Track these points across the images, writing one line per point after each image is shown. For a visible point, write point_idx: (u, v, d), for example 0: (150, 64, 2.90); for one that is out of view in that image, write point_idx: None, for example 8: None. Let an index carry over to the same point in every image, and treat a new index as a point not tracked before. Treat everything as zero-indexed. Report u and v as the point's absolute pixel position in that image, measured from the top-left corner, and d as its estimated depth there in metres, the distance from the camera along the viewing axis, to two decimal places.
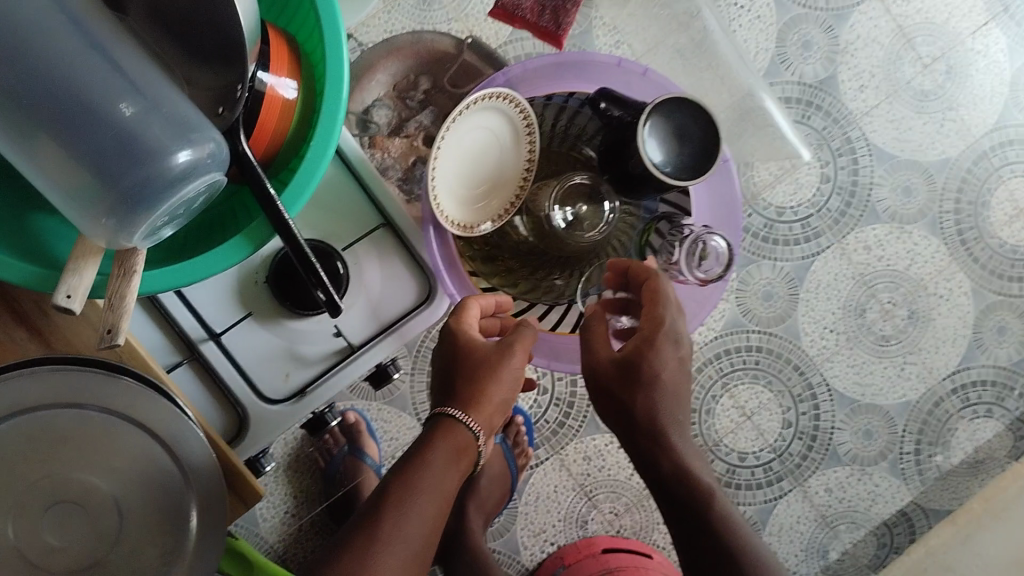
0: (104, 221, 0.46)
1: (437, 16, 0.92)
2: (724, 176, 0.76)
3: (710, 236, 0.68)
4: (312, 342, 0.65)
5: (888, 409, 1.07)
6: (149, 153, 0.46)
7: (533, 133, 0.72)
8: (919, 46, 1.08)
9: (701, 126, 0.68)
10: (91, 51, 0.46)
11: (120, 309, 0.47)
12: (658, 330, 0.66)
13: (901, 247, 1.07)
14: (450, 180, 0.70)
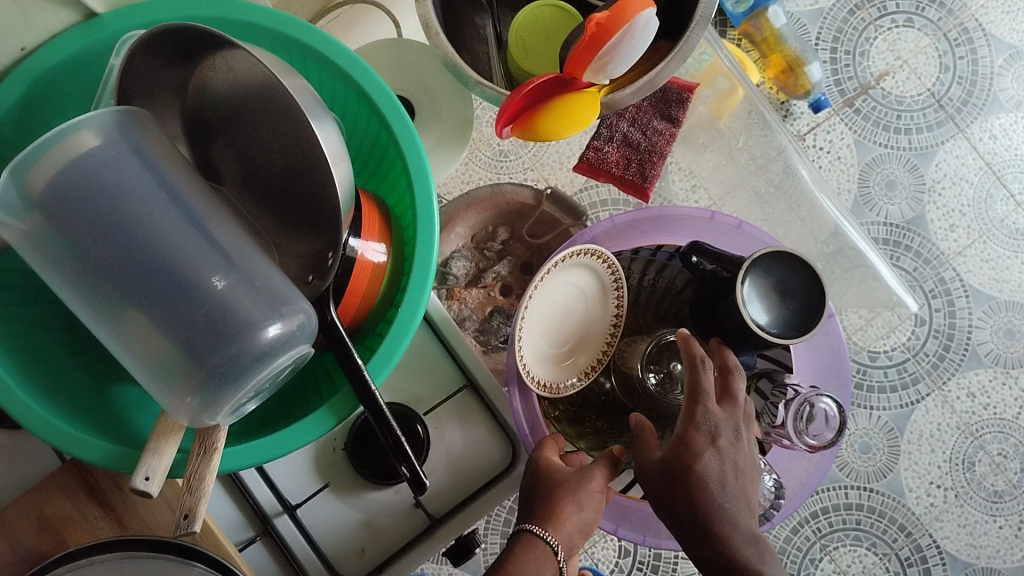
0: (189, 398, 0.44)
1: (513, 166, 0.91)
2: (829, 335, 0.74)
3: (816, 397, 0.63)
4: (388, 513, 0.59)
5: (1007, 575, 0.98)
6: (241, 328, 0.45)
7: (620, 290, 0.69)
8: (1010, 183, 1.04)
9: (803, 281, 0.64)
10: (186, 225, 0.47)
11: (198, 491, 0.43)
12: (697, 401, 0.59)
13: (1007, 394, 1.00)
14: (537, 339, 0.67)
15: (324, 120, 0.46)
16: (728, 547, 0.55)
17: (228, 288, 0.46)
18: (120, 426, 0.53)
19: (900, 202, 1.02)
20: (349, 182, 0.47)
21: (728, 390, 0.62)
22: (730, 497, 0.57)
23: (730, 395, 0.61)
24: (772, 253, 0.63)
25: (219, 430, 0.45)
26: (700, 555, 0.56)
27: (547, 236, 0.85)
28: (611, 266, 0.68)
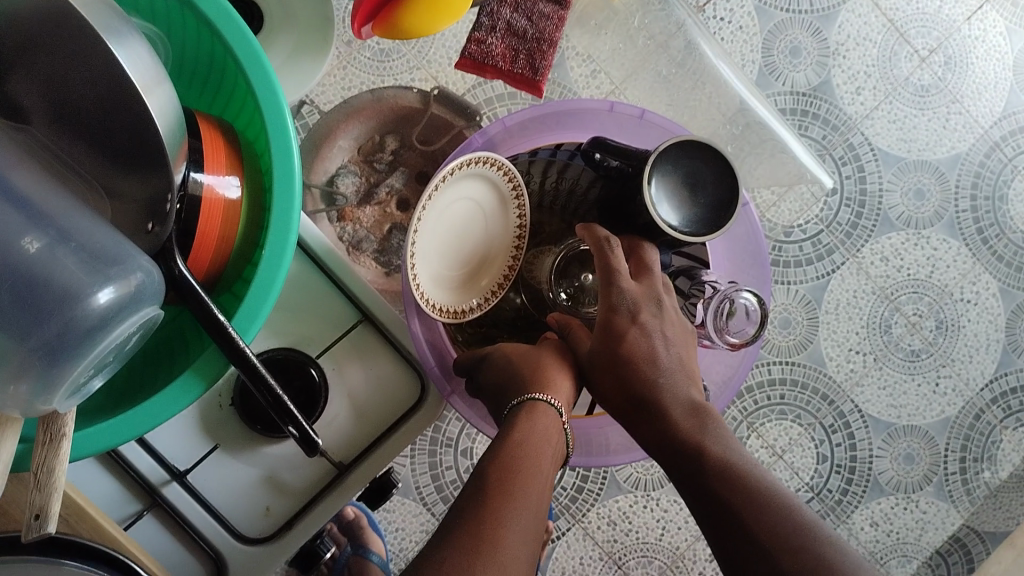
0: (16, 387, 0.36)
1: (398, 67, 0.84)
2: (744, 223, 0.71)
3: (736, 292, 0.59)
4: (292, 466, 0.56)
5: (927, 429, 1.00)
6: (60, 297, 0.36)
7: (521, 200, 0.64)
8: (913, 39, 1.01)
9: (714, 171, 0.59)
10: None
11: (49, 487, 0.39)
12: (612, 281, 0.57)
13: (920, 254, 1.00)
14: (434, 261, 0.63)
15: (130, 38, 0.37)
16: (666, 421, 0.53)
17: (44, 250, 0.37)
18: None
19: (806, 68, 0.99)
20: (172, 106, 0.39)
21: (642, 267, 0.59)
22: (668, 373, 0.55)
23: (646, 271, 0.59)
24: (679, 142, 0.58)
25: (66, 415, 0.41)
26: (645, 436, 0.54)
27: (440, 142, 0.80)
28: (510, 176, 0.63)
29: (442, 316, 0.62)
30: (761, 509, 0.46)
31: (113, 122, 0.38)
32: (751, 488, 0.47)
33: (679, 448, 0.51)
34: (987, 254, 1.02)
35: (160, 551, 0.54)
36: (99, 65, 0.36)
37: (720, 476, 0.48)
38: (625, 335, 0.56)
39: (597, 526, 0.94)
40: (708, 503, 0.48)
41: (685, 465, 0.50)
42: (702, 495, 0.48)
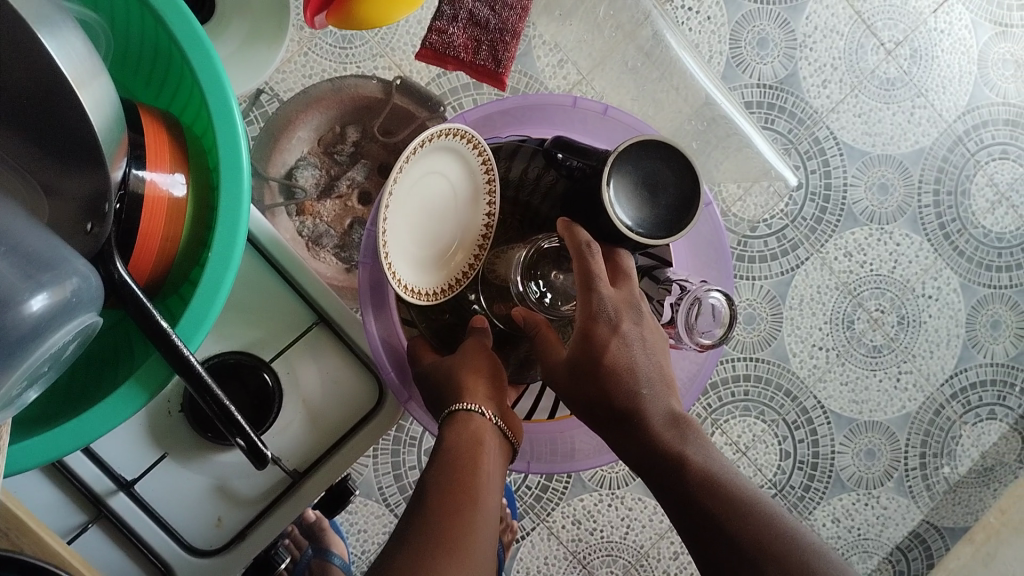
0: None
1: (359, 55, 0.80)
2: (709, 223, 0.69)
3: (704, 292, 0.56)
4: (246, 474, 0.51)
5: (888, 425, 1.00)
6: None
7: (491, 174, 0.61)
8: (880, 32, 1.00)
9: (675, 170, 0.56)
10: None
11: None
12: (591, 289, 0.54)
13: (884, 250, 1.00)
14: (405, 244, 0.58)
15: (63, 29, 0.33)
16: (649, 434, 0.52)
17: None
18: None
19: (773, 60, 0.97)
20: (110, 99, 0.36)
21: (619, 273, 0.57)
22: (648, 383, 0.53)
23: (622, 277, 0.57)
24: (641, 142, 0.55)
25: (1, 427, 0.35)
26: (624, 443, 0.53)
27: (403, 133, 0.77)
28: (479, 150, 0.59)
29: (419, 299, 0.58)
30: (749, 522, 0.46)
31: (43, 118, 0.35)
32: (740, 505, 0.47)
33: (663, 461, 0.51)
34: (951, 250, 1.02)
35: (106, 565, 0.49)
36: (23, 58, 0.33)
37: (707, 492, 0.48)
38: (606, 345, 0.54)
39: (562, 524, 0.92)
40: (694, 519, 0.48)
41: (670, 479, 0.50)
42: (688, 511, 0.48)
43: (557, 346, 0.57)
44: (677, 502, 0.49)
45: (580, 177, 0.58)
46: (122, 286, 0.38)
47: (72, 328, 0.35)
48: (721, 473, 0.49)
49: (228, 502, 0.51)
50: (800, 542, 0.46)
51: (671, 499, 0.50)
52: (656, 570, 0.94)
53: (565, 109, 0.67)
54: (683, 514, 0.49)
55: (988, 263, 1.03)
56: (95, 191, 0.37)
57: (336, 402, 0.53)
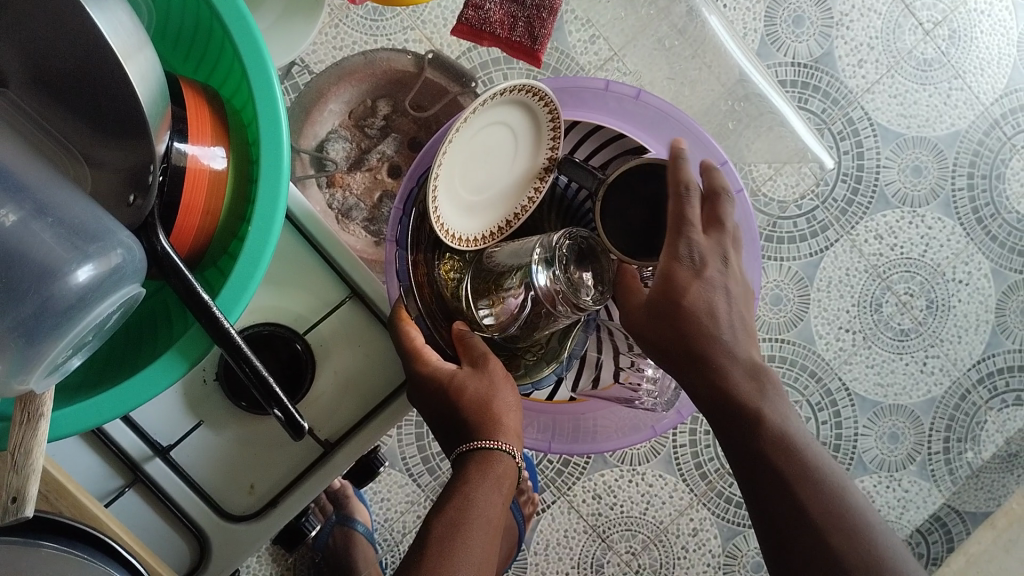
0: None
1: (390, 27, 0.81)
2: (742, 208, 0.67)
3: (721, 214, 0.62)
4: (278, 442, 0.52)
5: (913, 409, 1.00)
6: (37, 275, 0.33)
7: (557, 135, 0.61)
8: (918, 12, 0.99)
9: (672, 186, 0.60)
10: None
11: (27, 468, 0.35)
12: (682, 233, 0.56)
13: (915, 233, 0.99)
14: (453, 183, 0.60)
15: (110, 2, 0.33)
16: (730, 382, 0.53)
17: (19, 224, 0.34)
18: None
19: (807, 38, 0.96)
20: (156, 72, 0.36)
21: (712, 220, 0.58)
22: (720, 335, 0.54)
23: (716, 225, 0.58)
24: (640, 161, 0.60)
25: (45, 393, 0.36)
26: (696, 385, 0.54)
27: (436, 107, 0.77)
28: (550, 110, 0.60)
29: (463, 245, 0.60)
30: (816, 498, 0.50)
31: (92, 88, 0.35)
32: (813, 471, 0.50)
33: (731, 409, 0.53)
34: (983, 234, 1.01)
35: (142, 527, 0.50)
36: (69, 34, 0.34)
37: (777, 450, 0.51)
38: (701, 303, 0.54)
39: (583, 498, 0.93)
40: (762, 477, 0.51)
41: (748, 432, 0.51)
42: (759, 469, 0.51)
43: (640, 289, 0.57)
44: (746, 455, 0.52)
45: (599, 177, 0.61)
46: (165, 256, 0.39)
47: (120, 293, 0.35)
48: (793, 431, 0.52)
49: (261, 470, 0.52)
50: (863, 519, 0.50)
51: (733, 444, 0.53)
52: (674, 545, 0.94)
53: (599, 92, 0.66)
54: (747, 463, 0.52)
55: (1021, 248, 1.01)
56: (139, 163, 0.37)
57: (364, 376, 0.54)
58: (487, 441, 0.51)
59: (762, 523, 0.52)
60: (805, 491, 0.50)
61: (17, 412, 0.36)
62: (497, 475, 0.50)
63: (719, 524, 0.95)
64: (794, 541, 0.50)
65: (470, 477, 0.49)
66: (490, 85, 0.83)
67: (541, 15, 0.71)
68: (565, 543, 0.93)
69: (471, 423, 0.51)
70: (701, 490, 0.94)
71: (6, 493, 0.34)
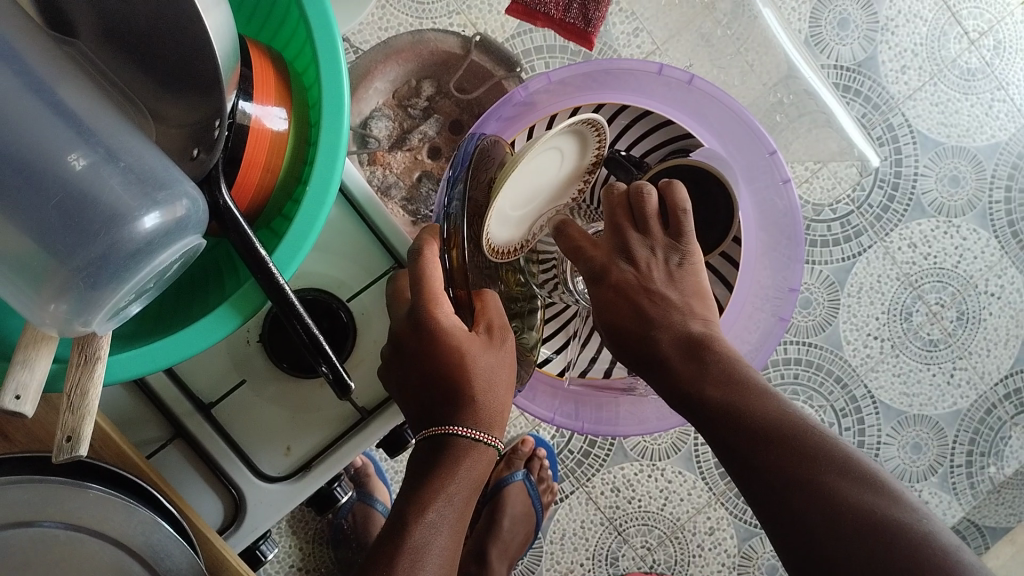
0: (53, 306, 0.34)
1: (437, 10, 0.82)
2: (786, 202, 0.68)
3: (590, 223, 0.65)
4: (315, 405, 0.53)
5: (937, 419, 0.99)
6: (107, 218, 0.34)
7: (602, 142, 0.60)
8: (964, 21, 0.98)
9: (706, 203, 0.65)
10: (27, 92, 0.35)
11: (82, 410, 0.35)
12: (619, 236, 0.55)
13: (949, 243, 0.99)
14: (509, 209, 0.57)
15: None
16: (743, 416, 0.47)
17: (89, 169, 0.35)
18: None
19: (849, 40, 0.96)
20: (230, 32, 0.36)
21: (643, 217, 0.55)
22: (720, 378, 0.49)
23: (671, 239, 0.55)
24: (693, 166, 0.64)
25: (103, 337, 0.37)
26: (665, 390, 0.52)
27: (479, 91, 0.77)
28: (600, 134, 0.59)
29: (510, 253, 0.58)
30: (776, 445, 0.46)
31: (167, 36, 0.36)
32: (776, 434, 0.46)
33: (691, 400, 0.50)
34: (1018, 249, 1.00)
35: (179, 482, 0.50)
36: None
37: (746, 423, 0.47)
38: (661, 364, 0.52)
39: (602, 490, 0.93)
40: (739, 446, 0.47)
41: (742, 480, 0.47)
42: (718, 437, 0.48)
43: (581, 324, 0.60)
44: (715, 435, 0.49)
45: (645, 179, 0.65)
46: (225, 211, 0.40)
47: (182, 239, 0.36)
48: (772, 413, 0.47)
49: (299, 434, 0.52)
50: (846, 465, 0.44)
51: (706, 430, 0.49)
52: (690, 543, 0.94)
53: (658, 75, 0.67)
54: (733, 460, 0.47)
55: None
56: (207, 116, 0.38)
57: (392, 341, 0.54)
58: (480, 432, 0.49)
59: (760, 501, 0.46)
60: (773, 449, 0.46)
61: (74, 354, 0.37)
62: (480, 468, 0.50)
63: (735, 524, 0.95)
64: (770, 498, 0.45)
65: (457, 466, 0.48)
66: (533, 73, 0.84)
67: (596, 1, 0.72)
68: (583, 533, 0.93)
69: (466, 407, 0.49)
70: (721, 489, 0.94)
71: (60, 432, 0.35)
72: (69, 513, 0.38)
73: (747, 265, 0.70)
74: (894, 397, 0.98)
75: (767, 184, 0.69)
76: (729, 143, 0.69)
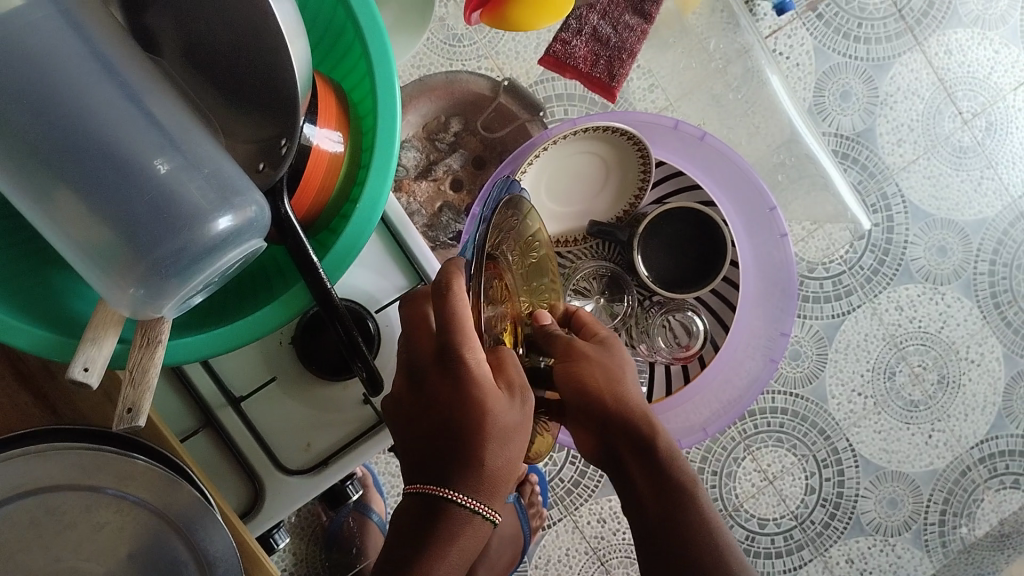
0: (131, 290, 0.38)
1: (466, 53, 0.87)
2: (782, 253, 0.74)
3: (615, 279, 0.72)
4: (338, 406, 0.56)
5: (913, 477, 1.03)
6: (189, 216, 0.39)
7: (646, 167, 0.71)
8: (959, 101, 1.04)
9: (707, 247, 0.70)
10: (124, 102, 0.40)
11: (143, 384, 0.39)
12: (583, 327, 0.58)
13: (933, 310, 1.03)
14: (543, 192, 0.74)
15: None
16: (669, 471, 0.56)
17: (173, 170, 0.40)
18: (58, 309, 0.46)
19: (849, 112, 1.02)
20: (306, 61, 0.40)
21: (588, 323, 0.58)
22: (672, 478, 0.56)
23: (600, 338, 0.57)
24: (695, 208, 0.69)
25: (165, 321, 0.40)
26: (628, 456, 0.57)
27: (503, 132, 0.82)
28: (642, 152, 0.70)
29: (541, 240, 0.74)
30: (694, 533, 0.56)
31: (252, 57, 0.41)
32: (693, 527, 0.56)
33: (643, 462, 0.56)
34: (998, 320, 1.05)
35: (206, 468, 0.54)
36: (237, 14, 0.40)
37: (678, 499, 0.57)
38: (625, 459, 0.57)
39: (587, 522, 0.96)
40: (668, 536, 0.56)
41: (665, 502, 0.57)
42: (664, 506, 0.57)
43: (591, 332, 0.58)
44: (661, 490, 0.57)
45: (662, 225, 0.70)
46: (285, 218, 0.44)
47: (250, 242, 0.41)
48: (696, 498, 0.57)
49: (319, 432, 0.56)
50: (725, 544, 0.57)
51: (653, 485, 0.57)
52: None
53: (676, 127, 0.73)
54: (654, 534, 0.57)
55: None
56: (278, 131, 0.43)
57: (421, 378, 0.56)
58: (478, 504, 0.45)
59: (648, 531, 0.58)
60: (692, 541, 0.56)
61: (137, 336, 0.40)
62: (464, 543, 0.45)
63: None
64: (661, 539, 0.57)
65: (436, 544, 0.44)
66: (553, 118, 0.89)
67: (624, 55, 0.77)
68: (570, 564, 0.96)
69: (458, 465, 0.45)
70: None
71: (122, 404, 0.38)
72: (133, 479, 0.42)
73: (744, 309, 0.75)
74: (874, 453, 1.02)
75: (766, 236, 0.75)
76: (735, 195, 0.75)
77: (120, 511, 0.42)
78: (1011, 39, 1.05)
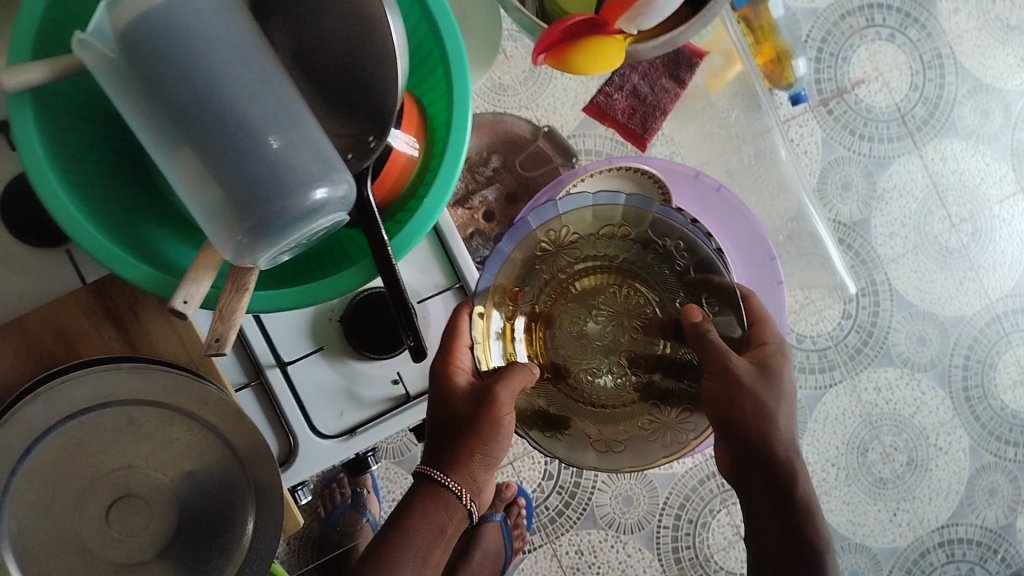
0: (238, 237, 0.48)
1: (510, 99, 0.95)
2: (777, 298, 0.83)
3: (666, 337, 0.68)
4: (372, 385, 0.65)
5: (875, 551, 1.09)
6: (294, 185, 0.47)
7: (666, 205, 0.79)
8: (950, 205, 1.13)
9: None
10: (248, 85, 0.47)
11: (229, 322, 0.48)
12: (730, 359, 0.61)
13: (908, 394, 1.10)
14: None
15: None
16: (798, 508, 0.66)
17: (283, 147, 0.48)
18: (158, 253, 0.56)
19: (849, 201, 1.10)
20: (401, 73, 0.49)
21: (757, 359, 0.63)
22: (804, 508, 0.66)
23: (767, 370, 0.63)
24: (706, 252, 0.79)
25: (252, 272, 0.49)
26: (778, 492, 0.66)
27: (537, 172, 0.90)
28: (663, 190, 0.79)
29: None
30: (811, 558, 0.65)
31: None
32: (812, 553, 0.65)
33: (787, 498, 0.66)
34: (966, 413, 1.12)
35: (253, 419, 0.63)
36: (361, 26, 0.51)
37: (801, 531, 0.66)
38: (758, 493, 0.67)
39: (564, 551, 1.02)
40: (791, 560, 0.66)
41: (791, 554, 0.66)
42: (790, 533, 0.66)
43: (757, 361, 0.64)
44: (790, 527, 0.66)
45: None
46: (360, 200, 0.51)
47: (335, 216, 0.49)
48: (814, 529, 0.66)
49: (353, 403, 0.65)
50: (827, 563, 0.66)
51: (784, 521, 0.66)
52: None
53: (694, 177, 0.84)
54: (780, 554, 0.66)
55: (994, 430, 1.12)
56: None
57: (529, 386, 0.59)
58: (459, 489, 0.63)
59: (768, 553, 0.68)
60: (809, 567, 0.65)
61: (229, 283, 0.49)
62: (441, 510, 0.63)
63: None
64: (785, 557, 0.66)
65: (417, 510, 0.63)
66: None
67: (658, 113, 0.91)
68: None
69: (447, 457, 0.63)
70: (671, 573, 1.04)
71: (210, 335, 0.47)
72: (203, 410, 0.54)
73: None
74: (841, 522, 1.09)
75: (766, 282, 0.84)
76: (740, 244, 0.84)
77: (189, 431, 0.54)
78: (1003, 155, 1.14)
